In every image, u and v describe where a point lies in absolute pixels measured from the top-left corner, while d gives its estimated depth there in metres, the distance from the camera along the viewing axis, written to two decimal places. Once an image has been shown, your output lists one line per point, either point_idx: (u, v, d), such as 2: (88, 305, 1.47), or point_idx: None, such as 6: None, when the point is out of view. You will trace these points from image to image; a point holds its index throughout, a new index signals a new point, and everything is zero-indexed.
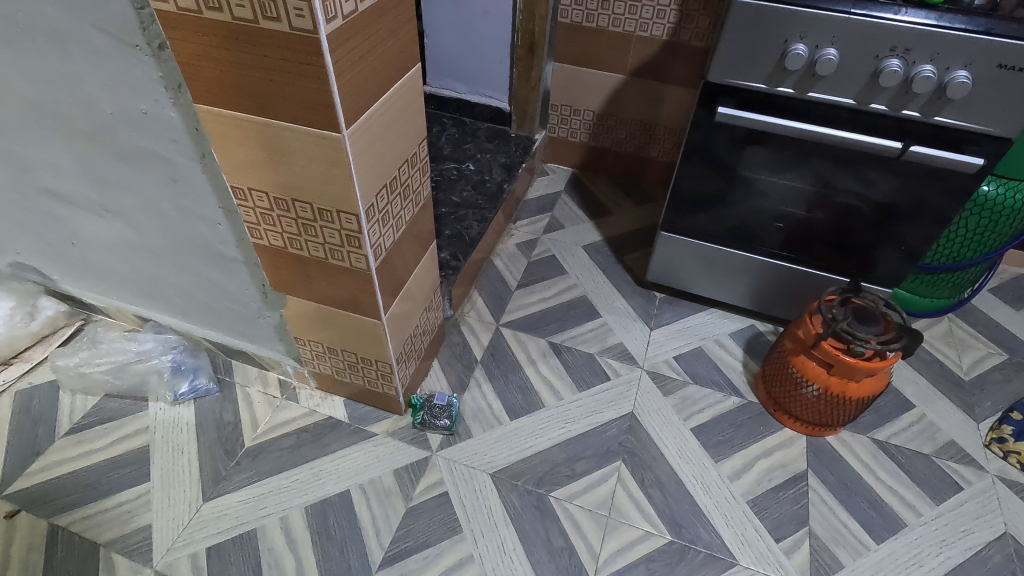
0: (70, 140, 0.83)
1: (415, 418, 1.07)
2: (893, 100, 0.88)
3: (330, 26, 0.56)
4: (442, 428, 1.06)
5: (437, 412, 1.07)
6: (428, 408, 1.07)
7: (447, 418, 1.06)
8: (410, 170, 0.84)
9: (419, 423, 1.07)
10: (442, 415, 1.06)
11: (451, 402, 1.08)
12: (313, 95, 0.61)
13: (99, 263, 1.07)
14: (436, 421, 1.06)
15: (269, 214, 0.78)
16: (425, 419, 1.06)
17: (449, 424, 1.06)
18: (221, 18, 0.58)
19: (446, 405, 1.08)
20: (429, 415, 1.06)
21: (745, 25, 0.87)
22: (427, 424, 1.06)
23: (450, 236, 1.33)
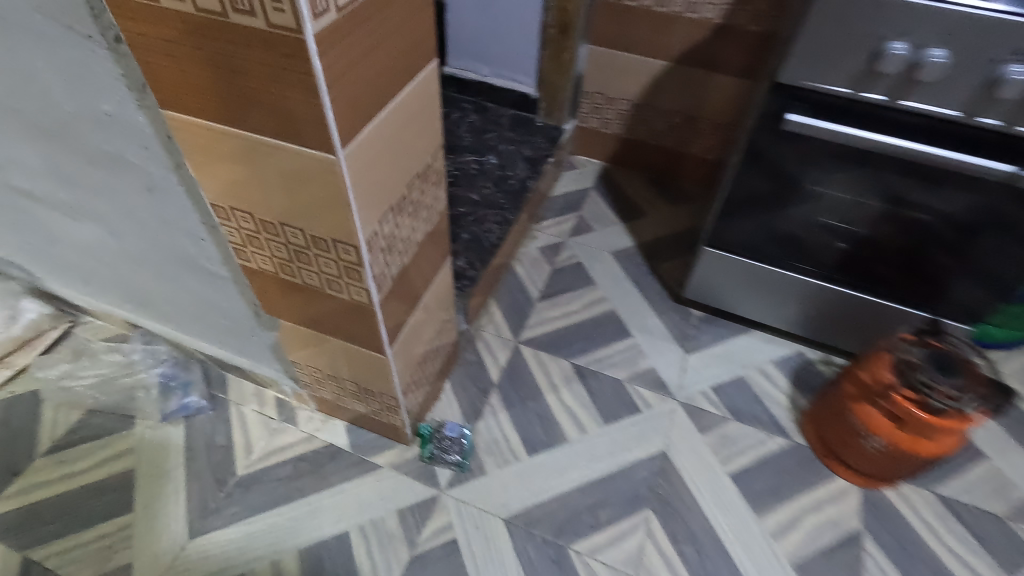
0: (31, 136, 0.72)
1: (424, 450, 0.97)
2: (1009, 114, 0.72)
3: (321, 23, 0.43)
4: (453, 464, 0.96)
5: (448, 446, 0.96)
6: (438, 440, 0.97)
7: (458, 453, 0.96)
8: (423, 184, 0.71)
9: (428, 456, 0.97)
10: (453, 450, 0.96)
11: (463, 434, 0.98)
12: (300, 110, 0.49)
13: (80, 266, 0.97)
14: (447, 456, 0.96)
15: (256, 236, 0.67)
16: (435, 453, 0.96)
17: (460, 459, 0.96)
18: (183, 8, 0.45)
19: (457, 438, 0.97)
20: (439, 449, 0.96)
21: (834, 16, 0.72)
22: (436, 458, 0.96)
23: (468, 241, 1.21)
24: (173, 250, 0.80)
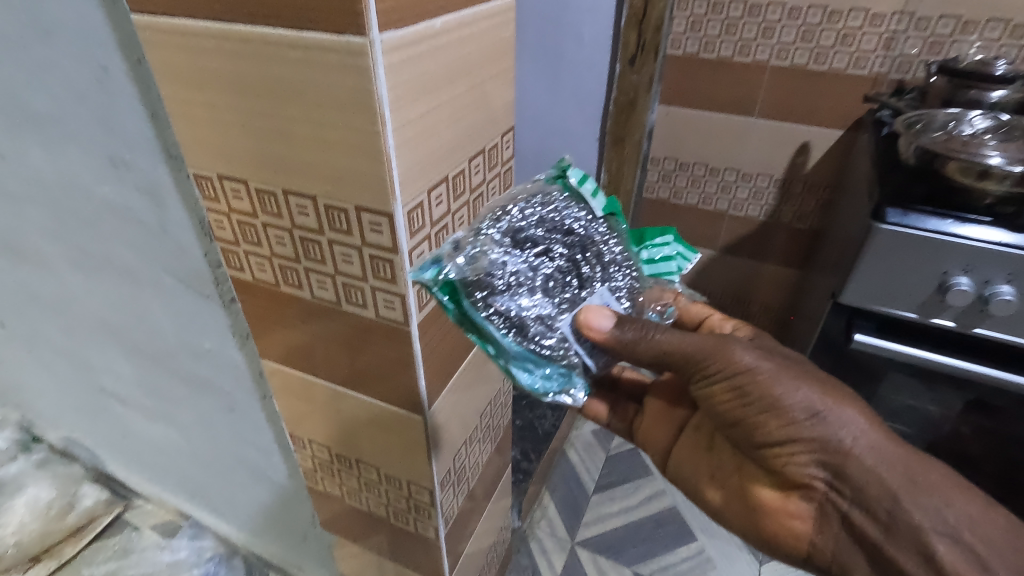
0: (129, 356, 0.76)
1: (649, 235, 0.54)
2: None
3: (424, 312, 0.47)
4: (477, 287, 0.42)
5: (574, 260, 0.46)
6: (598, 233, 0.48)
7: (524, 314, 0.43)
8: (492, 408, 0.73)
9: (580, 180, 0.48)
10: (555, 287, 0.45)
11: (541, 357, 0.44)
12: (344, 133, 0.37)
13: (147, 455, 0.98)
14: (537, 261, 0.44)
15: (326, 466, 0.68)
16: (550, 201, 0.47)
17: (493, 329, 0.42)
18: (299, 293, 0.49)
19: (581, 296, 0.45)
20: (555, 221, 0.46)
21: (892, 253, 0.74)
22: (459, 249, 0.42)
23: (521, 428, 1.25)
24: (233, 451, 0.81)
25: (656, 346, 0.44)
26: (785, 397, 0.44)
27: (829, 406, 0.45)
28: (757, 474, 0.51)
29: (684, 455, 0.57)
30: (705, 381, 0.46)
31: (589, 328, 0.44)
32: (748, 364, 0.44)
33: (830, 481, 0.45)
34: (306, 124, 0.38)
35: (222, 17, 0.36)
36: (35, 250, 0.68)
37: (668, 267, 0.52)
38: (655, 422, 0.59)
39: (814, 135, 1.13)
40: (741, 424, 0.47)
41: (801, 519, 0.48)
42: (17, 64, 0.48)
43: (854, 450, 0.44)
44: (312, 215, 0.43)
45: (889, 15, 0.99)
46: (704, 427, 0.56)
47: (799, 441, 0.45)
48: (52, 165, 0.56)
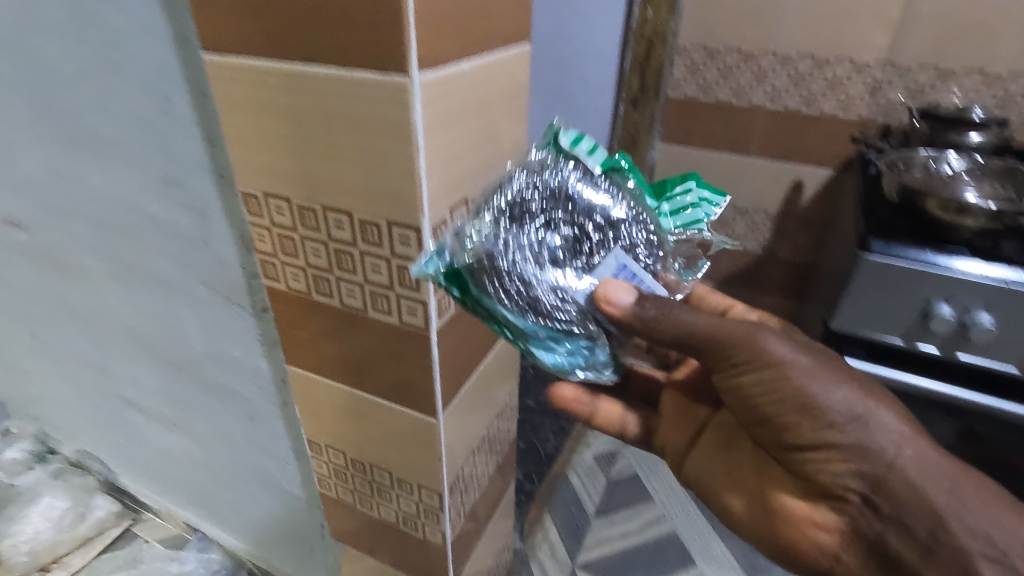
0: (156, 364, 0.79)
1: (673, 186, 0.56)
2: None
3: (443, 320, 0.52)
4: (484, 274, 0.44)
5: (580, 228, 0.48)
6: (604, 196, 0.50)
7: (538, 291, 0.45)
8: (499, 422, 0.78)
9: (573, 143, 0.50)
10: (564, 258, 0.47)
11: (566, 335, 0.46)
12: (381, 143, 0.42)
13: (159, 467, 1.00)
14: (542, 233, 0.47)
15: (342, 472, 0.72)
16: (551, 173, 0.49)
17: (506, 313, 0.45)
18: (329, 301, 0.54)
19: (593, 263, 0.47)
20: (555, 188, 0.48)
21: (879, 280, 0.79)
22: (457, 237, 0.44)
23: (524, 450, 1.27)
24: (246, 461, 0.84)
25: (678, 323, 0.46)
26: (821, 395, 0.47)
27: (870, 410, 0.47)
28: (780, 481, 0.54)
29: (703, 454, 0.61)
30: (734, 369, 0.48)
31: (607, 303, 0.45)
32: (782, 356, 0.47)
33: (865, 495, 0.47)
34: (349, 148, 0.44)
35: (282, 58, 0.42)
36: (79, 262, 0.73)
37: (692, 217, 0.53)
38: (676, 413, 0.65)
39: (804, 174, 1.21)
40: (771, 420, 0.50)
41: (828, 531, 0.50)
42: (89, 92, 0.54)
43: (897, 462, 0.46)
44: (347, 230, 0.48)
45: (876, 63, 1.07)
46: (727, 425, 0.60)
47: (835, 447, 0.47)
48: (109, 180, 0.60)
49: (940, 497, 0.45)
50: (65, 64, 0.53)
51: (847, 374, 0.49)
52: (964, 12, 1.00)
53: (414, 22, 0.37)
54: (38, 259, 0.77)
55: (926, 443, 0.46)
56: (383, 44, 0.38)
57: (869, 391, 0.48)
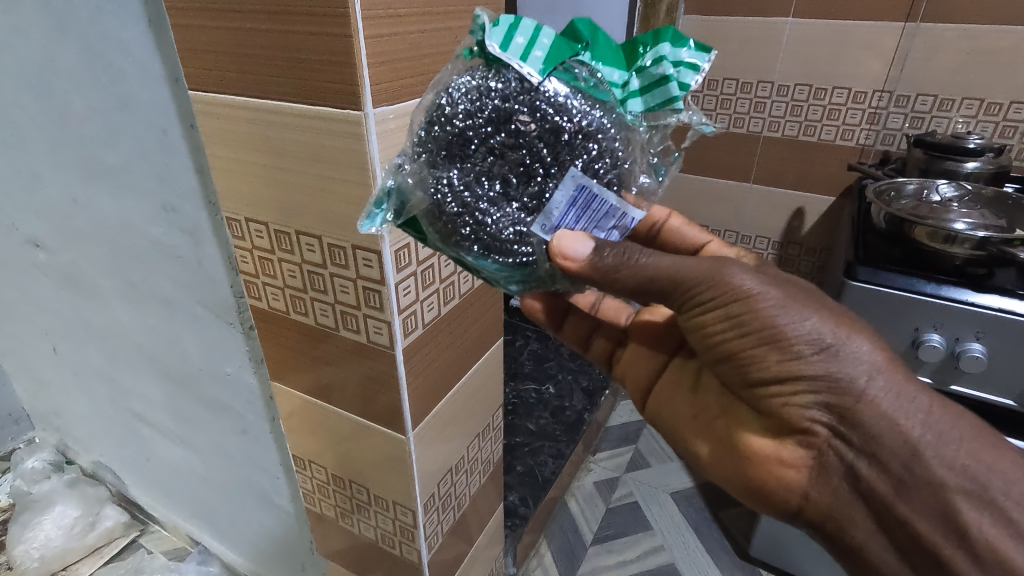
0: (161, 380, 0.83)
1: (645, 48, 0.41)
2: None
3: (408, 338, 0.55)
4: (432, 217, 0.42)
5: (528, 150, 0.40)
6: (550, 106, 0.39)
7: (495, 232, 0.42)
8: (482, 441, 0.80)
9: (505, 43, 0.38)
10: (514, 187, 0.41)
11: (523, 272, 0.44)
12: (346, 179, 0.46)
13: (164, 480, 1.03)
14: (487, 163, 0.41)
15: (325, 486, 0.76)
16: (485, 89, 0.39)
17: (469, 255, 0.43)
18: (307, 320, 0.60)
19: (547, 191, 0.41)
20: (494, 104, 0.39)
21: (865, 307, 0.81)
22: (401, 180, 0.42)
23: (523, 474, 1.26)
24: (239, 474, 0.85)
25: (640, 270, 0.42)
26: (789, 327, 0.42)
27: (841, 340, 0.42)
28: (746, 418, 0.49)
29: (669, 392, 0.56)
30: (697, 307, 0.44)
31: (563, 258, 0.41)
32: (748, 289, 0.43)
33: (834, 426, 0.43)
34: (321, 177, 0.47)
35: (265, 97, 0.46)
36: (93, 282, 0.78)
37: (666, 93, 0.41)
38: (638, 357, 0.59)
39: (807, 201, 1.24)
40: (736, 356, 0.45)
41: (795, 468, 0.46)
42: (95, 127, 0.58)
43: (868, 392, 0.42)
44: (317, 252, 0.53)
45: (871, 93, 1.12)
46: (690, 367, 0.55)
47: (803, 378, 0.43)
48: (116, 208, 0.65)
49: (914, 429, 0.41)
50: (76, 101, 0.58)
51: (818, 302, 0.44)
52: (972, 41, 1.01)
53: (368, 63, 0.41)
54: (59, 279, 0.83)
55: (901, 375, 0.42)
56: (340, 83, 0.42)
57: (840, 320, 0.43)
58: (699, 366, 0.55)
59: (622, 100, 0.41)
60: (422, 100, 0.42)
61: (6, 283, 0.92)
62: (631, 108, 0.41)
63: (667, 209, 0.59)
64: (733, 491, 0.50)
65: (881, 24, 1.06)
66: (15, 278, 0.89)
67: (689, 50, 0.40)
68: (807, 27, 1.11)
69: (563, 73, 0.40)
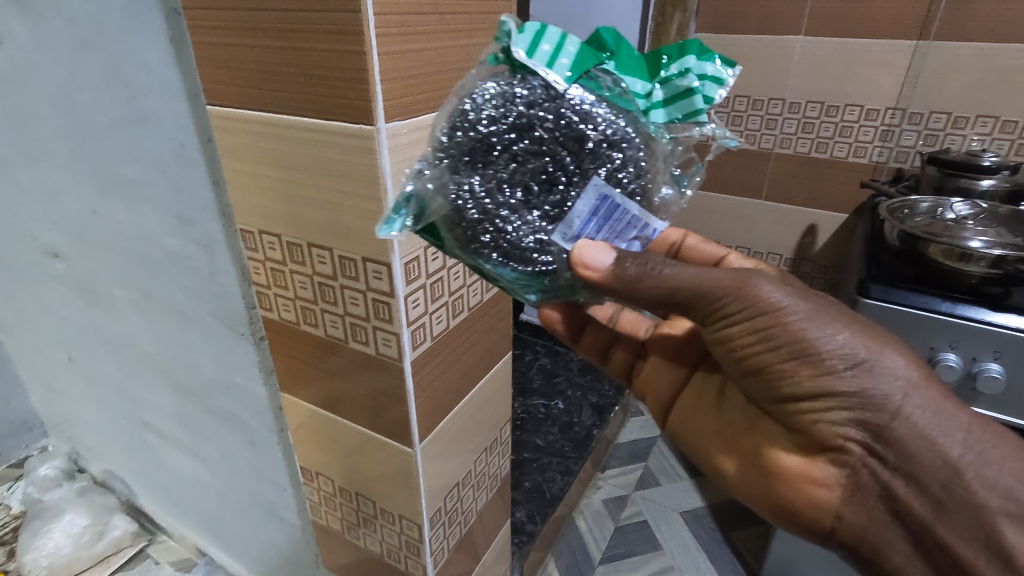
0: (172, 390, 0.83)
1: (670, 59, 0.42)
2: None
3: (417, 351, 0.55)
4: (452, 224, 0.42)
5: (551, 158, 0.40)
6: (575, 114, 0.40)
7: (515, 239, 0.42)
8: (489, 456, 0.79)
9: (531, 49, 0.39)
10: (536, 194, 0.41)
11: (543, 279, 0.44)
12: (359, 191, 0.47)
13: (172, 490, 1.03)
14: (510, 169, 0.41)
15: (332, 498, 0.76)
16: (509, 97, 0.40)
17: (488, 262, 0.44)
18: (317, 332, 0.60)
19: (568, 200, 0.41)
20: (519, 110, 0.39)
21: (882, 324, 0.80)
22: (420, 186, 0.42)
23: (531, 490, 1.24)
24: (247, 486, 0.85)
25: (663, 280, 0.42)
26: (821, 341, 0.42)
27: (874, 355, 0.42)
28: (774, 435, 0.49)
29: (693, 406, 0.57)
30: (722, 320, 0.44)
31: (585, 268, 0.41)
32: (776, 302, 0.42)
33: (869, 444, 0.43)
34: (334, 192, 0.48)
35: (280, 111, 0.47)
36: (108, 292, 0.79)
37: (689, 107, 0.41)
38: (659, 370, 0.60)
39: (820, 218, 1.24)
40: (765, 372, 0.45)
41: (826, 487, 0.45)
42: (117, 141, 0.60)
43: (904, 409, 0.41)
44: (329, 264, 0.53)
45: (883, 111, 1.11)
46: (713, 381, 0.56)
47: (834, 395, 0.42)
48: (133, 219, 0.66)
49: (953, 448, 0.41)
50: (99, 114, 0.59)
51: (848, 316, 0.44)
52: (986, 59, 1.01)
53: (380, 77, 0.41)
54: (76, 289, 0.84)
55: (935, 390, 0.41)
56: (354, 97, 0.42)
57: (871, 334, 0.43)
58: (723, 380, 0.55)
59: (646, 110, 0.42)
60: (445, 106, 0.43)
61: (24, 293, 0.94)
62: (654, 117, 0.42)
63: (682, 231, 0.63)
64: (762, 509, 0.50)
65: (893, 42, 1.06)
66: (33, 287, 0.91)
67: (713, 65, 0.41)
68: (819, 44, 1.12)
69: (589, 81, 0.40)
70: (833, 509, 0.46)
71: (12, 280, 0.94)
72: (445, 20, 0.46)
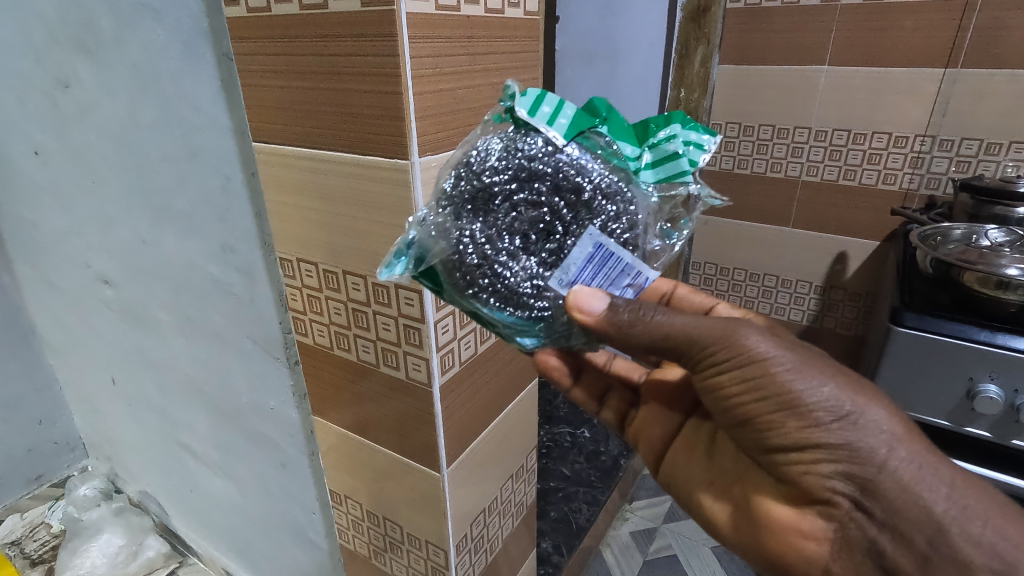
0: (209, 413, 0.86)
1: (657, 127, 0.44)
2: None
3: (446, 376, 0.57)
4: (451, 268, 0.44)
5: (550, 208, 0.43)
6: (572, 168, 0.42)
7: (513, 284, 0.44)
8: (515, 483, 0.79)
9: (532, 109, 0.42)
10: (533, 242, 0.43)
11: (537, 325, 0.45)
12: (392, 220, 0.49)
13: (205, 512, 1.05)
14: (509, 218, 0.43)
15: (360, 523, 0.77)
16: (511, 151, 0.42)
17: (485, 307, 0.45)
18: (349, 356, 0.62)
19: (565, 247, 0.43)
20: (520, 161, 0.42)
21: (914, 354, 0.81)
22: (422, 232, 0.44)
23: (556, 520, 1.22)
24: (276, 509, 0.87)
25: (655, 326, 0.43)
26: (807, 394, 0.42)
27: (859, 408, 0.42)
28: (763, 485, 0.49)
29: (684, 454, 0.57)
30: (711, 367, 0.44)
31: (580, 311, 0.42)
32: (763, 353, 0.43)
33: (856, 498, 0.43)
34: (369, 222, 0.51)
35: (322, 145, 0.50)
36: (153, 317, 0.83)
37: (675, 169, 0.43)
38: (652, 419, 0.61)
39: (850, 245, 1.22)
40: (754, 422, 0.45)
41: (816, 540, 0.45)
42: (167, 175, 0.64)
43: (890, 462, 0.41)
44: (362, 291, 0.56)
45: (912, 138, 1.11)
46: (705, 430, 0.56)
47: (822, 447, 0.42)
48: (179, 248, 0.69)
49: (938, 503, 0.40)
50: (152, 150, 0.63)
51: (834, 368, 0.44)
52: (1020, 85, 1.00)
53: (415, 115, 0.44)
54: (124, 314, 0.88)
55: (921, 444, 0.42)
56: (389, 134, 0.45)
57: (858, 387, 0.43)
58: (713, 429, 0.55)
59: (634, 169, 0.44)
60: (451, 159, 0.46)
61: (76, 317, 0.99)
62: (643, 176, 0.44)
63: (672, 282, 0.65)
64: (754, 560, 0.50)
65: (921, 70, 1.06)
66: (85, 312, 0.96)
67: (697, 132, 0.44)
68: (843, 74, 1.12)
69: (585, 140, 0.43)
70: (824, 561, 0.46)
71: (65, 306, 0.99)
72: (475, 60, 0.49)
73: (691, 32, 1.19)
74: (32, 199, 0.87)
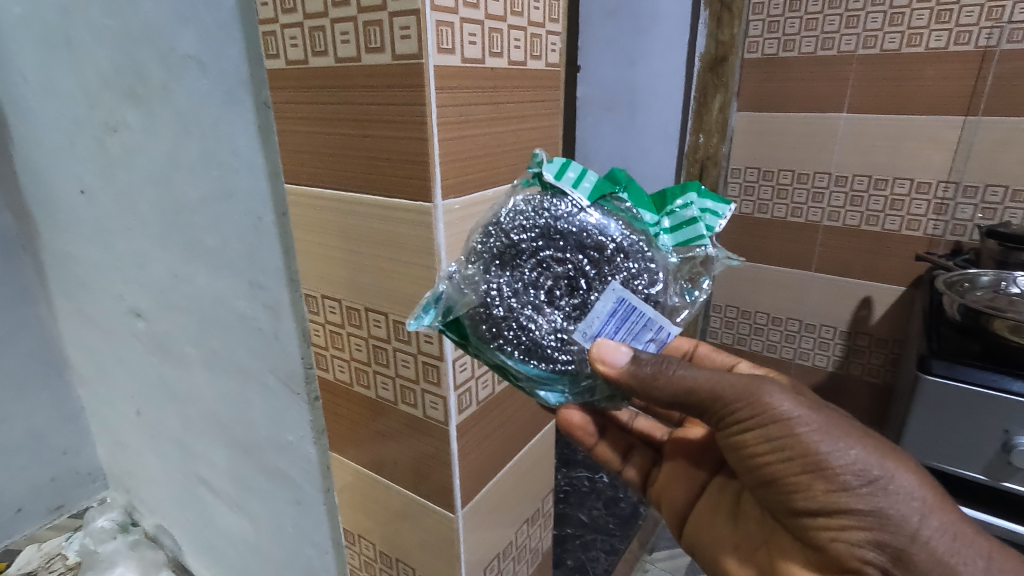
0: (228, 444, 0.87)
1: (674, 195, 0.46)
2: None
3: (463, 414, 0.57)
4: (478, 319, 0.45)
5: (573, 264, 0.44)
6: (594, 228, 0.44)
7: (537, 337, 0.45)
8: (530, 526, 0.77)
9: (558, 173, 0.44)
10: (558, 297, 0.44)
11: (563, 377, 0.45)
12: (415, 258, 0.50)
13: (218, 548, 1.04)
14: (534, 274, 0.44)
15: (371, 562, 0.77)
16: (538, 211, 0.45)
17: (508, 359, 0.45)
18: (368, 392, 0.63)
19: (588, 301, 0.43)
20: (547, 221, 0.44)
21: (941, 404, 0.79)
22: (451, 285, 0.46)
23: (574, 570, 1.16)
24: (289, 547, 0.86)
25: (677, 380, 0.43)
26: (832, 456, 0.41)
27: (888, 472, 0.41)
28: (789, 550, 0.47)
29: (707, 516, 0.56)
30: (736, 424, 0.44)
31: (602, 363, 0.42)
32: (787, 413, 0.42)
33: (887, 569, 0.41)
34: (391, 260, 0.52)
35: (351, 188, 0.52)
36: (180, 349, 0.85)
37: (694, 232, 0.44)
38: (675, 477, 0.60)
39: (876, 291, 1.21)
40: (780, 483, 0.44)
41: None
42: (205, 215, 0.66)
43: (922, 532, 0.40)
44: (383, 327, 0.57)
45: (935, 184, 1.10)
46: (729, 491, 0.55)
47: (850, 513, 0.41)
48: (209, 283, 0.71)
49: None
50: (191, 191, 0.66)
51: (860, 430, 0.43)
52: None
53: (441, 162, 0.46)
54: (153, 347, 0.91)
55: (953, 514, 0.40)
56: (416, 179, 0.47)
57: (884, 450, 0.42)
58: (739, 491, 0.54)
59: (655, 233, 0.45)
60: (483, 218, 0.48)
61: (107, 348, 1.02)
62: (663, 241, 0.45)
63: (693, 338, 0.65)
64: None
65: (944, 118, 1.06)
66: (115, 345, 0.99)
67: (714, 200, 0.45)
68: (863, 121, 1.13)
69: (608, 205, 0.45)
70: None
71: (98, 338, 1.02)
72: (499, 109, 0.52)
73: (710, 81, 1.21)
74: (75, 236, 0.92)
